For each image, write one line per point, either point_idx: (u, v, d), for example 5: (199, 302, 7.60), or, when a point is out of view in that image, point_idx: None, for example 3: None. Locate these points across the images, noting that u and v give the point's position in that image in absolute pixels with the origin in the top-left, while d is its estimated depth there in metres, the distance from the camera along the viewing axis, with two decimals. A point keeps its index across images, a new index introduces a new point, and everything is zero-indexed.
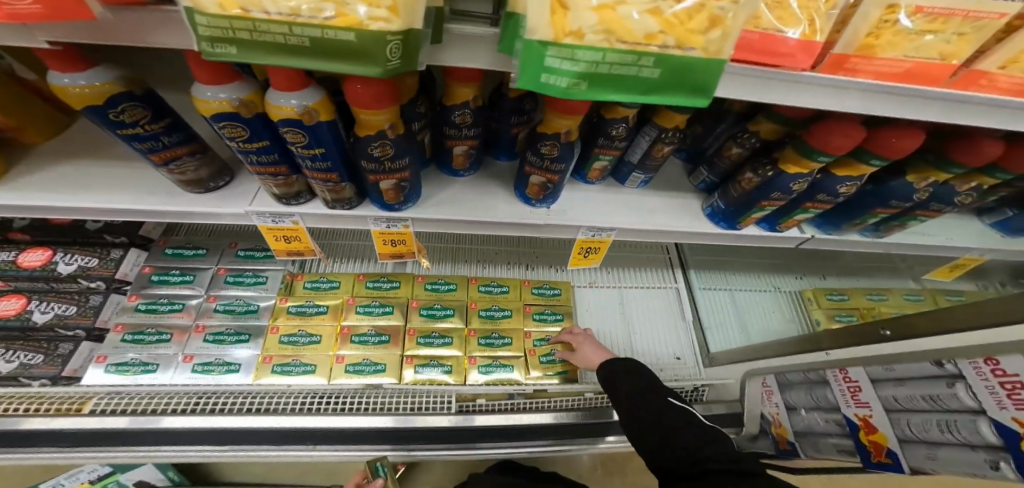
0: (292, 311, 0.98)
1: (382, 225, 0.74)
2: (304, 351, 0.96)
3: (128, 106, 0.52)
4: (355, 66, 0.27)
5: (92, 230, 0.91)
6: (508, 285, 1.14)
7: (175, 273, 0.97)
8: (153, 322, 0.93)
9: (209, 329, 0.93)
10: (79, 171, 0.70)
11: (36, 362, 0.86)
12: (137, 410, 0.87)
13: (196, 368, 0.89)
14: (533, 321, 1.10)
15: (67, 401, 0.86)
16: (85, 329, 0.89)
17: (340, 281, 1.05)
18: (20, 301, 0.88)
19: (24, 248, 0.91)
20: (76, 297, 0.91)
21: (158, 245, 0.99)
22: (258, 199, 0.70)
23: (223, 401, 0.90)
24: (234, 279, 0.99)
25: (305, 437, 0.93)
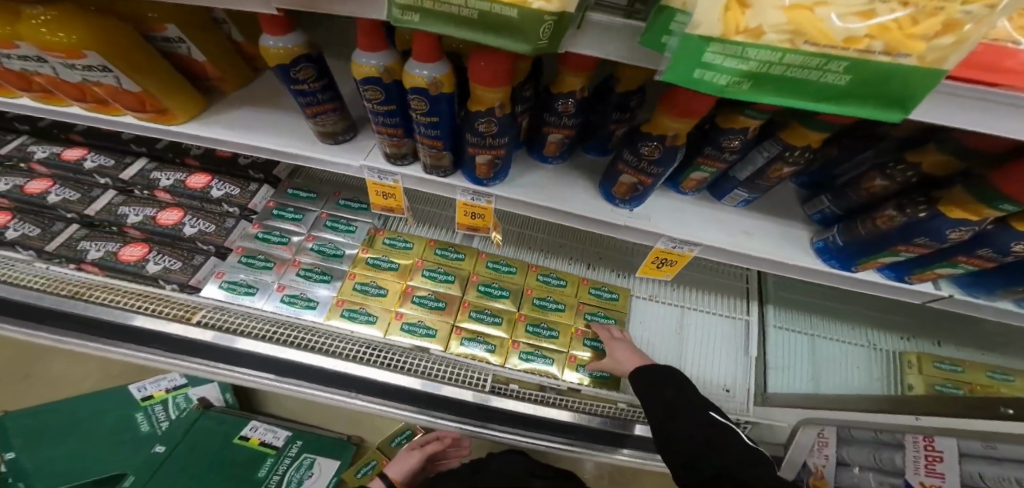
0: (370, 262, 1.07)
1: (467, 196, 0.76)
2: (372, 301, 1.04)
3: (304, 66, 0.61)
4: (506, 42, 0.29)
5: (240, 164, 1.09)
6: (567, 279, 1.14)
7: (291, 211, 1.09)
8: (264, 250, 1.05)
9: (303, 265, 1.04)
10: (248, 114, 0.83)
11: (174, 268, 1.00)
12: (229, 328, 1.01)
13: (284, 298, 1.00)
14: (584, 320, 1.10)
15: (181, 309, 1.01)
16: (217, 247, 1.04)
17: (414, 244, 1.12)
18: (178, 215, 1.04)
19: (192, 171, 1.09)
20: (217, 218, 1.06)
21: (283, 185, 1.13)
22: (372, 155, 0.76)
23: (295, 335, 1.03)
24: (331, 225, 1.10)
25: (354, 381, 1.06)
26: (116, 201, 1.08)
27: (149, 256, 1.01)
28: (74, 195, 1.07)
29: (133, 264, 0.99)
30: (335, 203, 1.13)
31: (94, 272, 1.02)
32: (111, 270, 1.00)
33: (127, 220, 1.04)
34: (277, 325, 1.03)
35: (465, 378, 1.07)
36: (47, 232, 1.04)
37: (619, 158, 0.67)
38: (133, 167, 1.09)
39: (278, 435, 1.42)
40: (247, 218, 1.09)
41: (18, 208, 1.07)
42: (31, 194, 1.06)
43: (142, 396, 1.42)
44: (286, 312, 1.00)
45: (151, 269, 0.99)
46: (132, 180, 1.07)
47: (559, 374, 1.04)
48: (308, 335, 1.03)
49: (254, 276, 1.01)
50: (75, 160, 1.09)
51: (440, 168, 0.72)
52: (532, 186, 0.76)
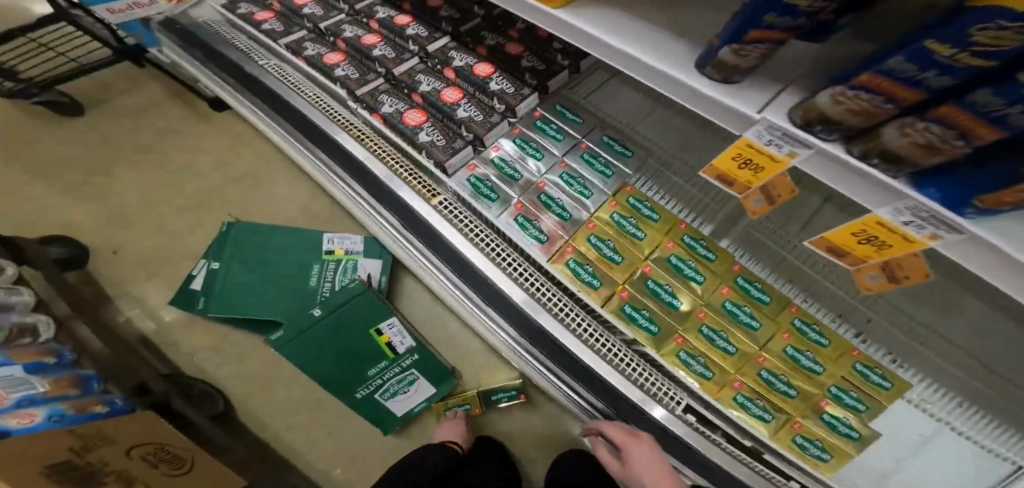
0: (615, 218, 0.89)
1: (897, 217, 0.45)
2: (600, 262, 0.87)
3: None
4: None
5: (522, 66, 1.03)
6: (832, 337, 0.80)
7: (552, 128, 0.99)
8: (515, 158, 0.97)
9: (547, 188, 0.93)
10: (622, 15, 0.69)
11: (437, 144, 0.98)
12: (435, 208, 1.02)
13: (518, 218, 0.91)
14: (831, 397, 0.77)
15: (423, 187, 1.02)
16: (475, 137, 0.98)
17: (660, 216, 0.90)
18: (457, 96, 1.02)
19: (478, 59, 1.07)
20: (485, 110, 1.01)
21: (551, 99, 1.03)
22: (774, 110, 0.50)
23: (483, 238, 1.00)
24: (587, 159, 0.94)
25: (513, 306, 1.00)
26: (416, 67, 1.08)
27: (424, 125, 1.01)
28: (391, 53, 1.09)
29: (411, 128, 1.00)
30: (599, 135, 0.98)
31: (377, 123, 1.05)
32: (393, 127, 1.02)
33: (419, 87, 1.03)
34: (492, 239, 1.01)
35: (649, 384, 0.93)
36: (363, 78, 1.09)
37: None
38: (438, 42, 1.10)
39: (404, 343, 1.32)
40: (507, 120, 1.01)
41: (347, 52, 1.15)
42: (365, 44, 1.12)
43: (327, 249, 1.58)
44: (516, 232, 0.90)
45: (421, 138, 0.99)
46: (433, 52, 1.08)
47: (763, 436, 0.80)
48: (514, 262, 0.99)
49: (500, 182, 0.94)
50: (402, 26, 1.12)
51: (899, 163, 0.40)
52: (1007, 235, 0.38)
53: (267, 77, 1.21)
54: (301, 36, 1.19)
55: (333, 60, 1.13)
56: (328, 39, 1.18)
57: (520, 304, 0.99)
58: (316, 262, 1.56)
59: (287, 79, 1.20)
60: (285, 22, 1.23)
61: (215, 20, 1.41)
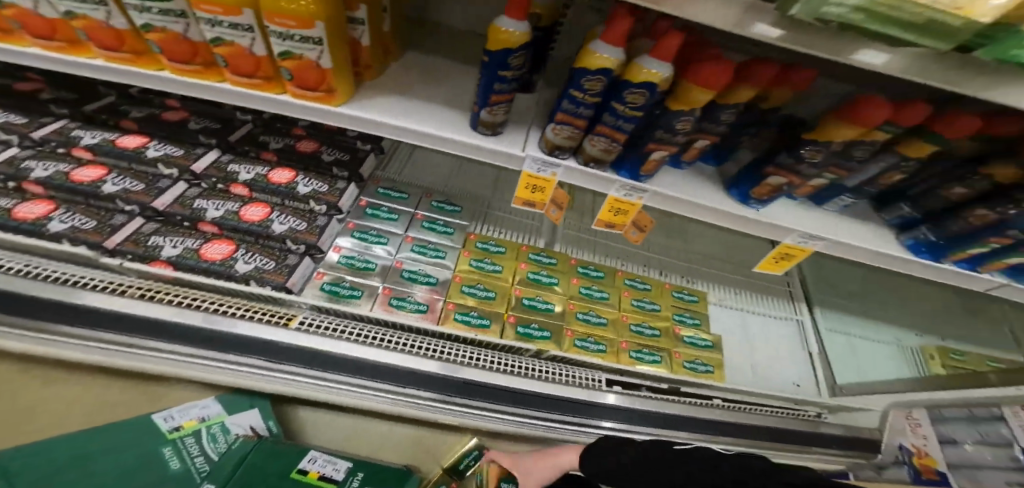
0: (473, 265, 1.05)
1: (622, 193, 0.84)
2: (481, 305, 1.02)
3: (523, 53, 0.64)
4: (930, 42, 0.38)
5: (325, 160, 1.02)
6: (651, 284, 1.21)
7: (384, 211, 1.04)
8: (362, 251, 0.98)
9: (406, 265, 1.00)
10: (400, 105, 0.77)
11: (269, 268, 0.89)
12: (333, 331, 0.95)
13: (394, 302, 0.95)
14: (677, 321, 1.15)
15: (275, 314, 0.93)
16: (307, 246, 0.93)
17: (507, 248, 1.12)
18: (265, 210, 0.94)
19: (272, 165, 1.00)
20: (307, 216, 0.96)
21: (372, 183, 1.06)
22: (531, 147, 0.80)
23: (398, 338, 0.99)
24: (429, 226, 1.06)
25: (473, 390, 1.02)
26: (190, 193, 0.95)
27: (236, 254, 0.89)
28: (138, 185, 0.91)
29: (219, 262, 0.87)
30: (428, 203, 1.10)
31: (165, 272, 0.86)
32: (189, 270, 0.86)
33: (205, 215, 0.91)
34: (380, 329, 1.00)
35: (570, 376, 1.08)
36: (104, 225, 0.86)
37: (769, 163, 0.78)
38: (204, 157, 0.98)
39: (339, 466, 1.05)
40: (335, 217, 0.98)
41: (57, 197, 0.89)
42: (78, 181, 0.89)
43: (168, 427, 1.08)
44: (399, 315, 0.94)
45: (242, 269, 0.87)
46: (201, 171, 0.95)
47: (671, 373, 1.07)
48: (416, 338, 1.01)
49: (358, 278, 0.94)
50: (137, 148, 0.95)
51: (602, 163, 0.80)
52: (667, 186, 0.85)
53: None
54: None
55: (34, 213, 0.85)
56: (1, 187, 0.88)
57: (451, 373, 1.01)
58: (160, 450, 1.06)
59: None
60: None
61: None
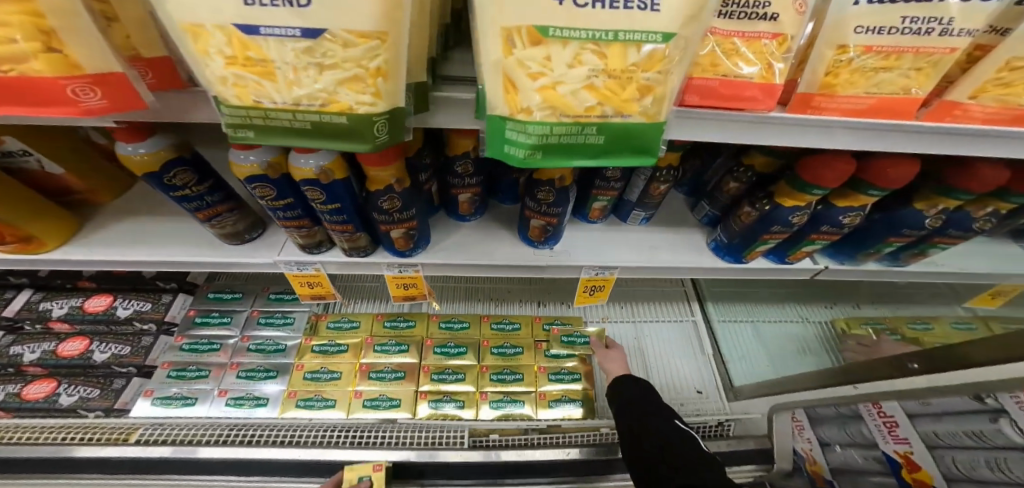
0: (316, 349, 1.03)
1: (394, 270, 0.79)
2: (326, 386, 1.00)
3: (180, 171, 0.59)
4: (347, 144, 0.31)
5: (148, 276, 1.03)
6: (520, 322, 1.14)
7: (215, 315, 1.05)
8: (194, 360, 0.99)
9: (242, 366, 1.00)
10: (135, 227, 0.79)
11: (93, 396, 0.92)
12: (178, 440, 0.92)
13: (229, 402, 0.95)
14: (546, 356, 1.09)
15: (116, 431, 0.92)
16: (136, 367, 0.96)
17: (360, 321, 1.10)
18: (83, 343, 0.96)
19: (90, 294, 1.00)
20: (132, 338, 0.99)
21: (202, 289, 1.08)
22: (287, 248, 0.77)
23: (251, 433, 0.95)
24: (265, 321, 1.06)
25: (324, 470, 0.94)
26: (3, 343, 0.95)
27: (58, 388, 0.92)
28: None
29: (43, 401, 0.91)
30: (266, 297, 1.10)
31: (0, 416, 0.92)
32: (18, 411, 0.91)
33: (23, 359, 0.93)
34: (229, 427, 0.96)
35: (444, 439, 1.00)
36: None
37: (525, 207, 0.72)
38: (15, 300, 0.97)
39: None
40: (167, 333, 1.01)
41: None
42: None
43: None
44: (235, 415, 0.94)
45: (65, 402, 0.91)
46: (17, 315, 0.95)
47: (536, 413, 1.01)
48: (270, 429, 0.96)
49: (188, 387, 0.96)
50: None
51: (358, 247, 0.74)
52: (449, 248, 0.79)
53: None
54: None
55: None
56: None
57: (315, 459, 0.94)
58: None
59: None
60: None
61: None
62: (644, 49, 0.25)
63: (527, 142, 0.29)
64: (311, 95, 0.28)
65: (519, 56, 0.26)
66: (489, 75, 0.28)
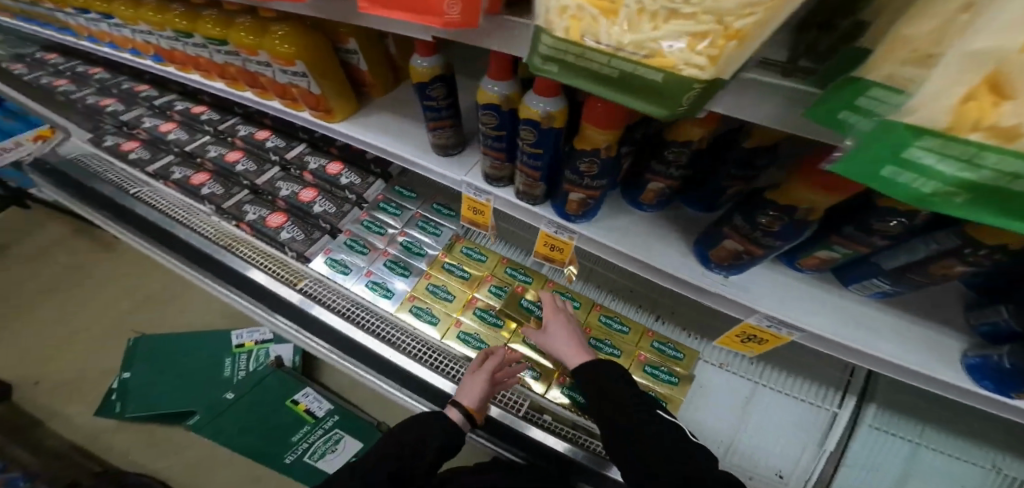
0: (445, 267, 1.14)
1: (551, 228, 0.78)
2: (436, 303, 1.11)
3: (438, 86, 0.72)
4: (646, 103, 0.30)
5: (368, 158, 1.28)
6: (630, 326, 1.08)
7: (392, 206, 1.23)
8: (365, 236, 1.20)
9: (391, 256, 1.17)
10: (383, 118, 0.97)
11: (297, 239, 1.19)
12: (323, 302, 1.15)
13: (369, 282, 1.14)
14: (642, 372, 1.02)
15: (290, 273, 1.19)
16: (331, 226, 1.21)
17: (488, 257, 1.16)
18: (313, 194, 1.25)
19: (330, 158, 1.31)
20: (339, 202, 1.24)
21: (392, 181, 1.28)
22: (473, 172, 0.84)
23: (367, 320, 1.13)
24: (421, 225, 1.21)
25: (405, 374, 1.11)
26: (276, 175, 1.30)
27: (284, 225, 1.22)
28: (252, 168, 1.31)
29: (273, 229, 1.21)
30: (429, 205, 1.24)
31: (247, 231, 1.25)
32: (259, 231, 1.23)
33: (280, 193, 1.26)
34: (356, 309, 1.15)
35: (507, 400, 1.07)
36: (227, 193, 1.29)
37: (726, 222, 0.61)
38: (295, 149, 1.33)
39: (322, 406, 1.46)
40: (359, 206, 1.24)
41: (213, 171, 1.34)
42: (228, 162, 1.32)
43: (236, 342, 1.70)
44: (367, 295, 1.13)
45: (282, 236, 1.20)
46: (291, 160, 1.30)
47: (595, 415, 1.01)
48: (379, 325, 1.12)
49: (351, 258, 1.17)
50: (262, 140, 1.35)
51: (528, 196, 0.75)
52: (600, 228, 0.75)
53: (140, 207, 1.36)
54: (166, 161, 1.38)
55: (198, 180, 1.32)
56: (193, 161, 1.38)
57: (401, 367, 1.10)
58: (226, 356, 1.67)
59: (158, 204, 1.36)
60: (150, 149, 1.42)
61: (85, 154, 1.52)
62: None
63: (949, 177, 0.24)
64: (643, 43, 0.26)
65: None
66: (946, 67, 0.21)
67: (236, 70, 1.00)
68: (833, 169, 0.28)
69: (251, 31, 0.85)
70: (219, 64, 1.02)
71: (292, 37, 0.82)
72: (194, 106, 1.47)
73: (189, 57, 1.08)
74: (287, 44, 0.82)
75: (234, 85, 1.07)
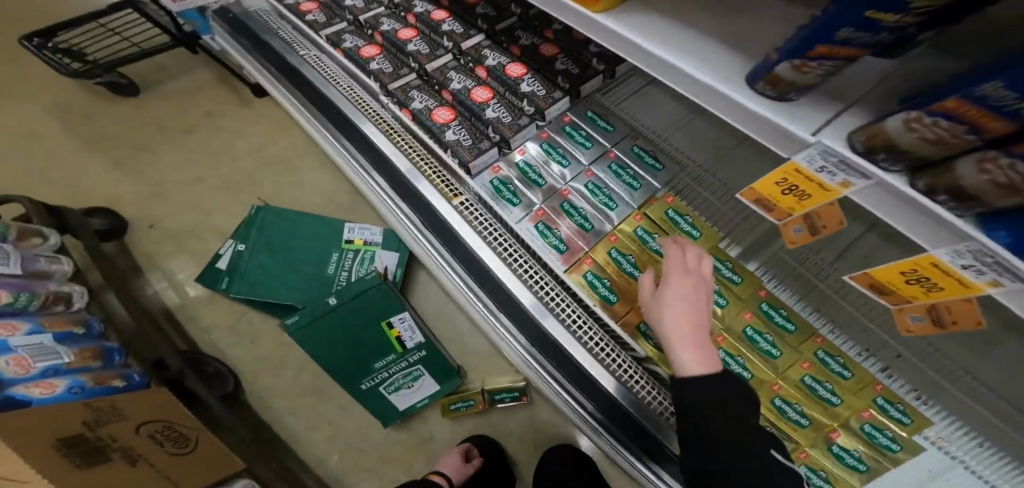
0: (638, 233, 0.84)
1: (958, 258, 0.34)
2: (619, 276, 0.84)
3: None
4: None
5: (556, 68, 1.00)
6: (855, 370, 0.73)
7: (581, 134, 0.96)
8: (543, 164, 0.94)
9: (571, 197, 0.90)
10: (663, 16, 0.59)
11: (463, 143, 0.97)
12: (478, 230, 0.97)
13: (537, 226, 0.89)
14: (854, 435, 0.72)
15: (450, 186, 1.02)
16: (502, 139, 0.97)
17: (703, 233, 0.82)
18: (487, 95, 1.01)
19: (511, 58, 1.05)
20: (515, 112, 1.00)
21: (583, 104, 1.00)
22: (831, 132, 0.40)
23: (524, 267, 0.92)
24: (615, 169, 0.91)
25: (554, 351, 0.87)
26: (449, 63, 1.08)
27: (451, 123, 1.00)
28: (424, 49, 1.09)
29: (438, 125, 1.00)
30: (629, 146, 0.94)
31: (406, 118, 1.05)
32: (423, 124, 1.01)
33: (450, 84, 1.03)
34: (512, 245, 0.96)
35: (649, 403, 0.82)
36: (395, 73, 1.10)
37: None
38: (472, 39, 1.09)
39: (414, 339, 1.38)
40: (536, 122, 0.99)
41: (384, 46, 1.16)
42: (400, 38, 1.12)
43: (348, 238, 1.65)
44: (536, 242, 0.88)
45: (449, 136, 0.98)
46: (467, 49, 1.06)
47: None
48: (537, 277, 0.91)
49: (523, 187, 0.92)
50: (438, 21, 1.12)
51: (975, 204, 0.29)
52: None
53: (307, 70, 1.25)
54: (340, 28, 1.23)
55: (368, 53, 1.15)
56: (365, 32, 1.21)
57: (555, 338, 0.87)
58: (335, 250, 1.63)
59: (326, 72, 1.25)
60: (328, 14, 1.27)
61: (265, 11, 1.47)
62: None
63: None
64: None
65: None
66: None
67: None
68: None
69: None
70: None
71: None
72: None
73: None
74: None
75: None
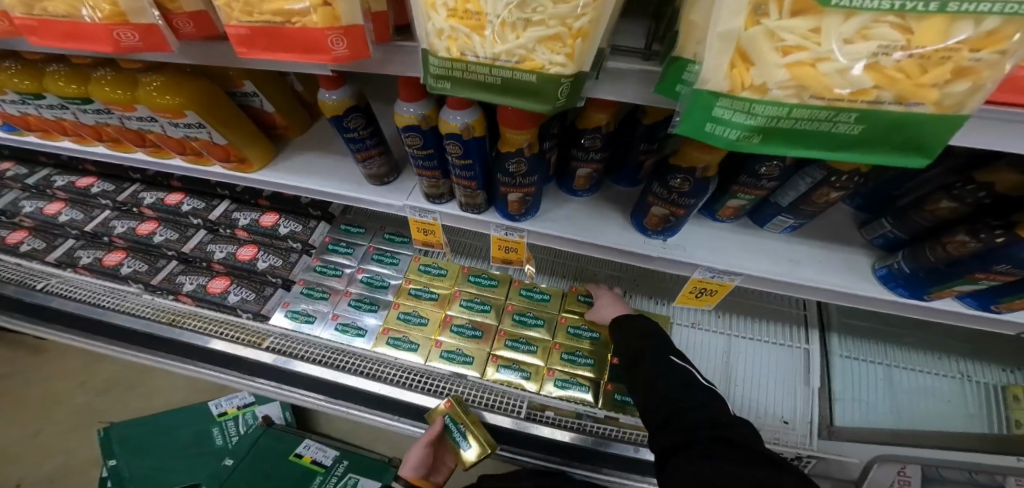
0: (412, 292, 1.15)
1: None
2: (413, 330, 1.11)
3: None
4: (534, 102, 0.34)
5: (304, 203, 1.22)
6: (550, 293, 1.14)
7: (343, 245, 1.22)
8: (320, 281, 1.17)
9: (354, 295, 1.16)
10: (312, 159, 0.91)
11: (249, 298, 1.14)
12: (286, 352, 1.14)
13: (338, 326, 1.12)
14: (565, 334, 1.08)
15: (253, 334, 1.16)
16: (283, 279, 1.16)
17: (448, 270, 1.18)
18: (253, 250, 1.19)
19: (263, 211, 1.22)
20: (284, 253, 1.19)
21: (337, 221, 1.25)
22: None
23: (348, 361, 1.12)
24: (378, 257, 1.21)
25: (393, 408, 1.16)
26: (205, 239, 1.21)
27: (230, 288, 1.16)
28: (173, 235, 1.20)
29: (218, 295, 1.14)
30: (380, 236, 1.24)
31: (187, 302, 1.17)
32: (202, 300, 1.15)
33: (214, 257, 1.17)
34: (331, 351, 1.14)
35: (506, 406, 1.07)
36: (153, 268, 1.19)
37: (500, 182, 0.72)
38: (217, 208, 1.22)
39: (327, 454, 1.50)
40: (308, 253, 1.21)
41: (128, 247, 1.22)
42: (141, 234, 1.20)
43: (218, 411, 1.63)
44: (339, 339, 1.11)
45: (231, 299, 1.14)
46: (217, 220, 1.19)
47: (537, 389, 1.04)
48: (354, 360, 1.12)
49: (312, 306, 1.14)
50: (176, 204, 1.21)
51: (472, 203, 0.78)
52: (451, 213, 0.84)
53: (57, 302, 1.22)
54: (68, 246, 1.23)
55: (113, 260, 1.20)
56: (100, 240, 1.24)
57: (390, 396, 1.11)
58: (211, 425, 1.61)
59: (80, 297, 1.22)
60: (44, 235, 1.25)
61: None
62: (988, 22, 0.20)
63: (744, 125, 0.27)
64: (512, 52, 0.31)
65: (771, 27, 0.24)
66: (711, 48, 0.26)
67: (113, 132, 0.85)
68: (674, 132, 0.31)
69: (116, 84, 0.71)
70: (88, 125, 0.85)
71: (173, 87, 0.70)
72: (79, 178, 1.27)
73: (14, 118, 0.90)
74: (169, 95, 0.70)
75: (81, 142, 0.92)
